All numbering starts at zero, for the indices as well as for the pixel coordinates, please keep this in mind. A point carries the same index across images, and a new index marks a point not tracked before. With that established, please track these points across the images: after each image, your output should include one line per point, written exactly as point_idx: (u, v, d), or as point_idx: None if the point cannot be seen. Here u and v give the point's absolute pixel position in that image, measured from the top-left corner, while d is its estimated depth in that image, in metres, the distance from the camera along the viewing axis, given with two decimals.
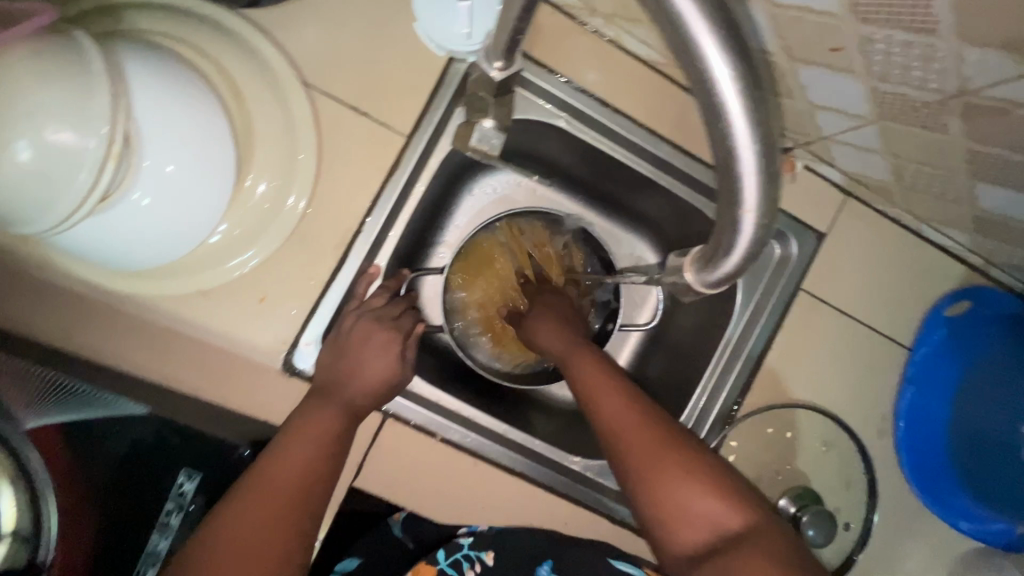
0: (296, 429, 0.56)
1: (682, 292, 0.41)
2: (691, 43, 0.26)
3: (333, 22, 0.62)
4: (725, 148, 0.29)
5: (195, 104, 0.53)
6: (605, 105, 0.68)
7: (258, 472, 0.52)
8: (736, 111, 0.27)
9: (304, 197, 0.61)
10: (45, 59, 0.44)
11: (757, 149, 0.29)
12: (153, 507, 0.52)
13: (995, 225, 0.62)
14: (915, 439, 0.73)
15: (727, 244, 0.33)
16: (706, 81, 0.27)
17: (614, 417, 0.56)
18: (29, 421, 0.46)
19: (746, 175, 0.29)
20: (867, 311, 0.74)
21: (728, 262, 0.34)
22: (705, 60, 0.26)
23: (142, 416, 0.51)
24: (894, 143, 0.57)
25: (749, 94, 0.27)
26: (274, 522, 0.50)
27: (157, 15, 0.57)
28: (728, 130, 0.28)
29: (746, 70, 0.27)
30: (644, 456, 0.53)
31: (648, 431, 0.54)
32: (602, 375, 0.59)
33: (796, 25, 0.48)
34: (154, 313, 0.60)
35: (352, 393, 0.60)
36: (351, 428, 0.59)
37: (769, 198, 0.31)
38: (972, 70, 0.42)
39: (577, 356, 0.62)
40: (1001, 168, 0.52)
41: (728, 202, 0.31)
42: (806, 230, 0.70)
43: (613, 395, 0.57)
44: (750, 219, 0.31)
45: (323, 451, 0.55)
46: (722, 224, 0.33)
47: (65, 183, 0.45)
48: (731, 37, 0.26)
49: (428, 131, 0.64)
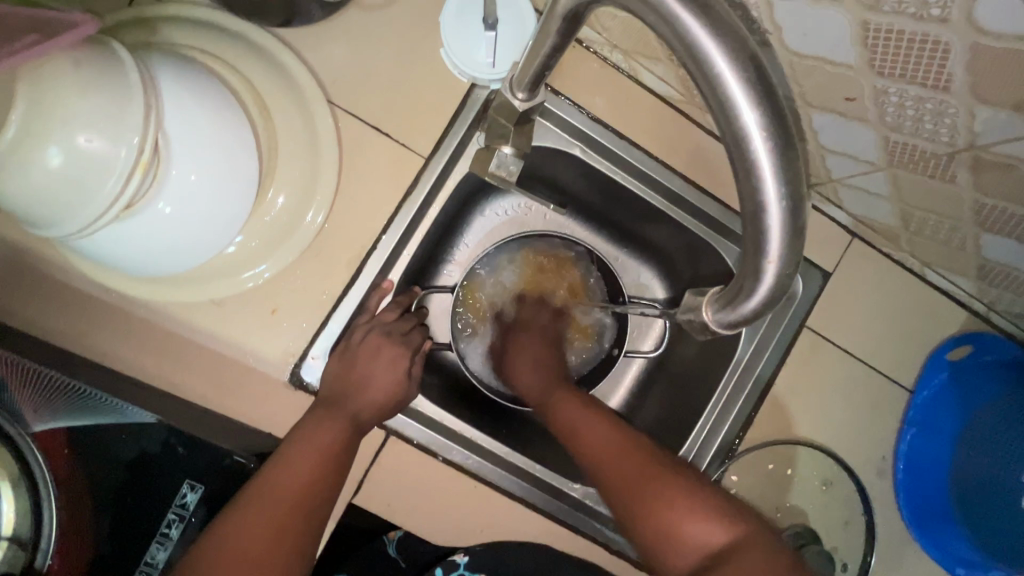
0: (300, 440, 0.55)
1: (695, 330, 0.42)
2: (725, 96, 0.27)
3: (362, 45, 0.64)
4: (753, 200, 0.30)
5: (222, 118, 0.54)
6: (621, 137, 0.69)
7: (262, 479, 0.52)
8: (768, 166, 0.28)
9: (322, 212, 0.62)
10: (83, 70, 0.46)
11: (785, 204, 0.29)
12: (154, 516, 0.50)
13: (999, 274, 0.63)
14: (914, 480, 0.74)
15: (749, 288, 0.34)
16: (739, 134, 0.28)
17: (599, 446, 0.59)
18: (36, 424, 0.47)
19: (772, 227, 0.30)
20: (869, 351, 0.75)
21: (747, 305, 0.35)
22: (737, 111, 0.27)
23: (151, 423, 0.50)
24: (902, 189, 0.58)
25: (780, 151, 0.28)
26: (277, 534, 0.50)
27: (192, 30, 0.59)
28: (758, 183, 0.29)
29: (778, 126, 0.28)
30: (635, 482, 0.55)
31: (633, 455, 0.57)
32: (581, 408, 0.62)
33: (813, 73, 0.49)
34: (166, 320, 0.60)
35: (358, 406, 0.60)
36: (355, 440, 0.58)
37: (795, 247, 0.31)
38: (982, 127, 0.44)
39: (556, 395, 0.65)
40: (1007, 220, 0.53)
41: (754, 250, 0.32)
42: (812, 267, 0.72)
43: (595, 425, 0.60)
44: (773, 267, 0.32)
45: (327, 463, 0.55)
46: (745, 270, 0.34)
47: (93, 189, 0.46)
48: (765, 94, 0.27)
49: (447, 153, 0.65)
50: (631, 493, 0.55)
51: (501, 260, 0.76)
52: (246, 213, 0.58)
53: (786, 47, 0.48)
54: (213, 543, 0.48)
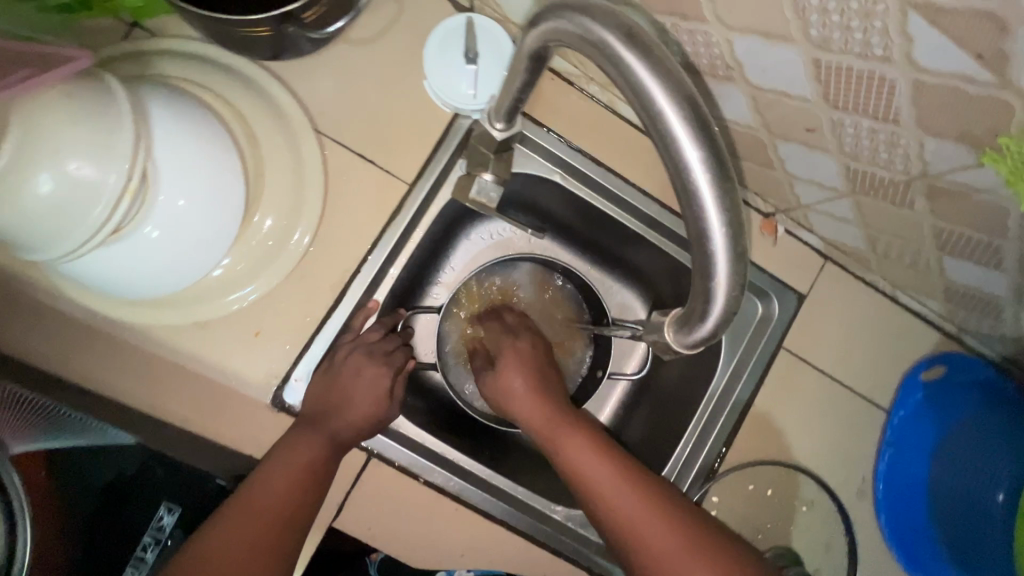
0: (282, 457, 0.56)
1: (663, 350, 0.43)
2: (666, 130, 0.29)
3: (348, 76, 0.66)
4: (698, 227, 0.32)
5: (207, 148, 0.56)
6: (600, 165, 0.72)
7: (243, 497, 0.53)
8: (708, 193, 0.30)
9: (309, 234, 0.64)
10: (78, 102, 0.48)
11: (727, 231, 0.31)
12: (130, 540, 0.50)
13: (965, 295, 0.65)
14: (895, 503, 0.74)
15: (702, 310, 0.35)
16: (681, 164, 0.30)
17: (617, 506, 0.57)
18: (18, 446, 0.45)
19: (717, 251, 0.32)
20: (845, 371, 0.76)
21: (702, 326, 0.36)
22: (678, 144, 0.29)
23: (131, 444, 0.52)
24: (867, 215, 0.61)
25: (719, 182, 0.30)
26: (257, 550, 0.51)
27: (183, 62, 0.61)
28: (701, 211, 0.31)
29: (715, 160, 0.30)
30: (644, 526, 0.55)
31: (654, 516, 0.55)
32: (588, 444, 0.61)
33: (776, 105, 0.52)
34: (148, 342, 0.61)
35: (338, 427, 0.60)
36: (336, 461, 0.59)
37: (741, 268, 0.33)
38: (932, 157, 0.46)
39: (561, 428, 0.63)
40: (965, 244, 0.55)
41: (701, 273, 0.33)
42: (786, 290, 0.74)
43: (613, 482, 0.58)
44: (721, 290, 0.33)
45: (306, 481, 0.56)
46: (697, 293, 0.35)
47: (82, 215, 0.48)
48: (702, 131, 0.29)
49: (430, 180, 0.67)
50: (654, 559, 0.54)
51: (487, 282, 0.77)
52: (230, 237, 0.60)
53: (748, 80, 0.51)
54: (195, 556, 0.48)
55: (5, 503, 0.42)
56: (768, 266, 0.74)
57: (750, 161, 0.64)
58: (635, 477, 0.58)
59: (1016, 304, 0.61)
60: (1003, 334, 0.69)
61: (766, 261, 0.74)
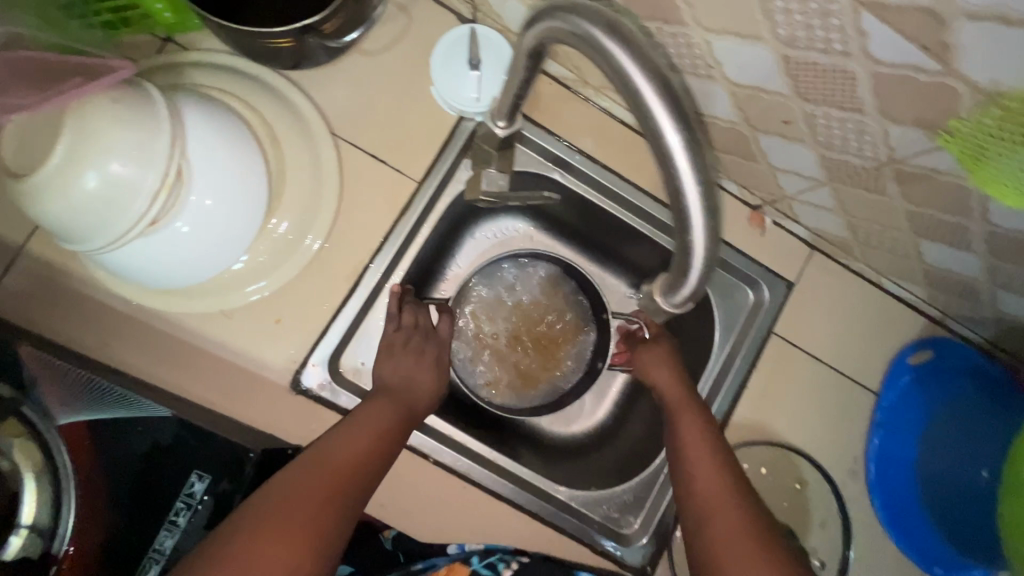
0: (359, 418, 0.61)
1: (653, 312, 0.47)
2: (644, 105, 0.33)
3: (361, 83, 0.72)
4: (672, 190, 0.35)
5: (231, 149, 0.61)
6: (597, 163, 0.76)
7: (321, 445, 0.58)
8: (682, 159, 0.34)
9: (320, 239, 0.69)
10: (123, 107, 0.53)
11: (698, 189, 0.35)
12: (165, 504, 0.53)
13: (944, 279, 0.69)
14: (886, 482, 0.77)
15: (685, 263, 0.39)
16: (658, 134, 0.34)
17: (708, 494, 0.62)
18: (61, 417, 0.51)
19: (693, 211, 0.36)
20: (835, 355, 0.80)
21: (688, 280, 0.41)
22: (654, 115, 0.33)
23: (165, 416, 0.54)
24: (845, 203, 0.65)
25: (690, 147, 0.34)
26: (329, 495, 0.55)
27: (212, 72, 0.67)
28: (676, 175, 0.35)
29: (687, 128, 0.34)
30: (724, 523, 0.60)
31: (743, 524, 0.59)
32: (703, 435, 0.66)
33: (754, 101, 0.57)
34: (178, 329, 0.66)
35: (411, 402, 0.66)
36: (404, 431, 0.63)
37: (712, 228, 0.37)
38: (897, 143, 0.51)
39: (682, 413, 0.68)
40: (937, 227, 0.59)
41: (681, 231, 0.37)
42: (776, 278, 0.78)
43: (706, 460, 0.64)
44: (699, 244, 0.37)
45: (377, 443, 0.60)
46: (679, 249, 0.39)
47: (123, 209, 0.53)
48: (675, 106, 0.33)
49: (437, 180, 0.72)
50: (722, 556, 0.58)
51: (483, 286, 0.81)
52: (253, 235, 0.65)
53: (727, 78, 0.55)
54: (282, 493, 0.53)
55: (51, 461, 0.51)
56: (757, 256, 0.78)
57: (735, 155, 0.68)
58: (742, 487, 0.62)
59: (991, 284, 0.65)
60: (983, 317, 0.73)
61: (755, 252, 0.78)
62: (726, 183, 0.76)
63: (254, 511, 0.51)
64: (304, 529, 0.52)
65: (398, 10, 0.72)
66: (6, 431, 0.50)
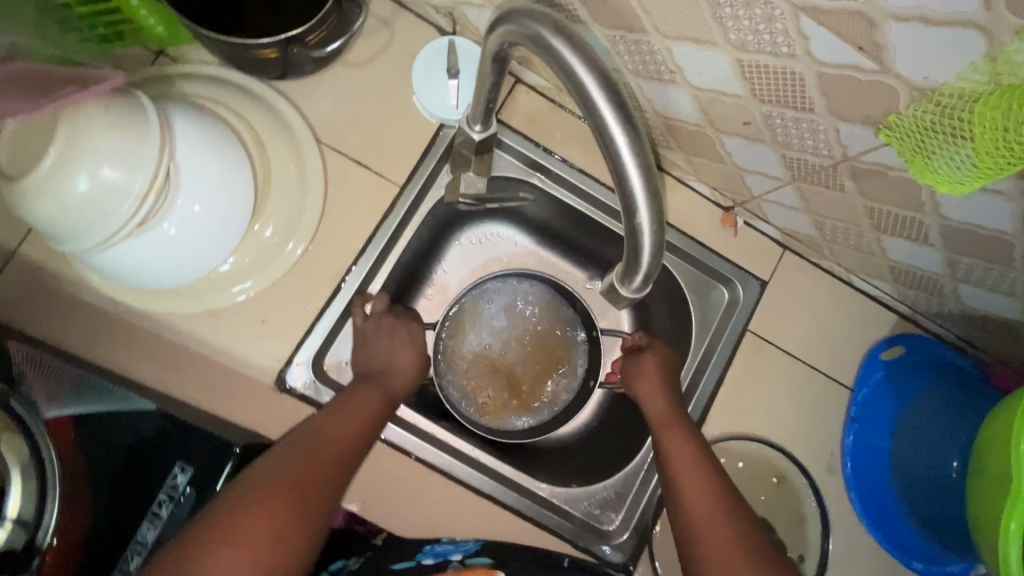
0: (340, 406, 0.64)
1: (616, 300, 0.49)
2: (586, 95, 0.36)
3: (345, 93, 0.75)
4: (618, 175, 0.37)
5: (218, 156, 0.63)
6: (574, 167, 0.79)
7: (304, 430, 0.60)
8: (622, 143, 0.36)
9: (301, 246, 0.71)
10: (114, 113, 0.56)
11: (640, 170, 0.37)
12: (149, 495, 0.53)
13: (909, 274, 0.71)
14: (863, 478, 0.80)
15: (636, 246, 0.41)
16: (599, 120, 0.36)
17: (701, 515, 0.59)
18: (48, 412, 0.53)
19: (638, 195, 0.38)
20: (809, 352, 0.82)
21: (641, 264, 0.42)
22: (595, 102, 0.36)
23: (149, 410, 0.56)
24: (809, 201, 0.68)
25: (630, 132, 0.36)
26: (308, 481, 0.55)
27: (202, 82, 0.70)
28: (620, 160, 0.37)
29: (626, 114, 0.36)
30: (714, 542, 0.57)
31: (736, 551, 0.56)
32: (690, 452, 0.64)
33: (715, 103, 0.60)
34: (166, 329, 0.68)
35: (391, 385, 0.68)
36: (385, 415, 0.66)
37: (658, 210, 0.39)
38: (848, 141, 0.54)
39: (669, 429, 0.67)
40: (895, 222, 0.62)
41: (629, 214, 0.39)
42: (749, 277, 0.80)
43: (695, 475, 0.62)
44: (645, 225, 0.39)
45: (359, 429, 0.62)
46: (629, 231, 0.40)
47: (110, 211, 0.55)
48: (615, 96, 0.36)
49: (418, 185, 0.75)
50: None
51: (474, 299, 0.82)
52: (238, 240, 0.68)
53: (689, 82, 0.59)
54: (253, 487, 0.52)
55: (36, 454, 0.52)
56: (731, 256, 0.81)
57: (704, 157, 0.72)
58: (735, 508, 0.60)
59: (952, 278, 0.67)
60: (950, 311, 0.75)
61: (728, 251, 0.80)
62: (699, 185, 0.79)
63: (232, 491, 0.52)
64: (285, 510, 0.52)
65: (382, 24, 0.75)
66: None
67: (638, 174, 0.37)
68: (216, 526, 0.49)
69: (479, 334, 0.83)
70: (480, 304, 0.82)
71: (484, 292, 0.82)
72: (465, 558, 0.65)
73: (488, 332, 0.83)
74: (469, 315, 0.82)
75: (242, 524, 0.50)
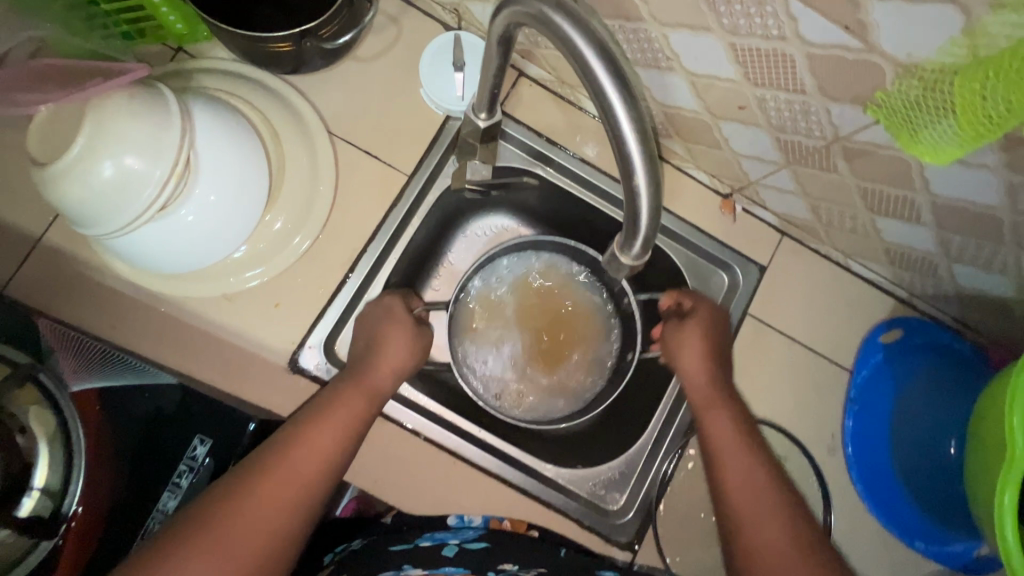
0: (320, 407, 0.61)
1: (615, 269, 0.52)
2: (585, 66, 0.38)
3: (355, 87, 0.77)
4: (617, 143, 0.40)
5: (235, 147, 0.66)
6: (576, 157, 0.81)
7: (279, 436, 0.58)
8: (619, 109, 0.39)
9: (307, 241, 0.73)
10: (138, 103, 0.58)
11: (637, 135, 0.39)
12: (170, 466, 0.57)
13: (904, 256, 0.73)
14: (865, 460, 0.81)
15: (634, 210, 0.44)
16: (598, 88, 0.39)
17: (740, 490, 0.62)
18: (75, 385, 0.57)
19: (634, 157, 0.40)
20: (808, 335, 0.84)
21: (640, 226, 0.45)
22: (593, 71, 0.38)
23: (170, 382, 0.58)
24: (804, 184, 0.70)
25: (626, 99, 0.39)
26: (279, 496, 0.54)
27: (219, 77, 0.73)
28: (618, 127, 0.39)
29: (622, 82, 0.38)
30: (754, 515, 0.60)
31: (778, 523, 0.58)
32: (730, 427, 0.66)
33: (712, 89, 0.62)
34: (183, 313, 0.70)
35: (374, 381, 0.65)
36: (369, 413, 0.63)
37: (654, 173, 0.41)
38: (839, 121, 0.56)
39: (712, 408, 0.68)
40: (888, 201, 0.64)
41: (626, 177, 0.42)
42: (748, 262, 0.82)
43: (736, 451, 0.64)
44: (642, 188, 0.41)
45: (338, 433, 0.59)
46: (627, 194, 0.43)
47: (133, 197, 0.58)
48: (612, 65, 0.38)
49: (426, 174, 0.77)
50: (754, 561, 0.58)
51: (500, 282, 0.82)
52: (250, 230, 0.70)
53: (685, 68, 0.61)
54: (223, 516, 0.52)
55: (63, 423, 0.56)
56: (730, 242, 0.83)
57: (702, 144, 0.74)
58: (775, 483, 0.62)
59: (946, 258, 0.68)
60: (945, 293, 0.76)
61: (727, 237, 0.82)
62: (698, 173, 0.82)
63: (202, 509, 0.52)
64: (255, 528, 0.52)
65: (390, 21, 0.78)
66: (24, 397, 0.56)
67: (634, 141, 0.40)
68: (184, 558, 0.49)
69: (506, 317, 0.83)
70: (506, 286, 0.83)
71: (510, 274, 0.82)
72: (463, 541, 0.68)
73: (516, 314, 0.83)
74: (496, 298, 0.83)
75: (210, 560, 0.49)
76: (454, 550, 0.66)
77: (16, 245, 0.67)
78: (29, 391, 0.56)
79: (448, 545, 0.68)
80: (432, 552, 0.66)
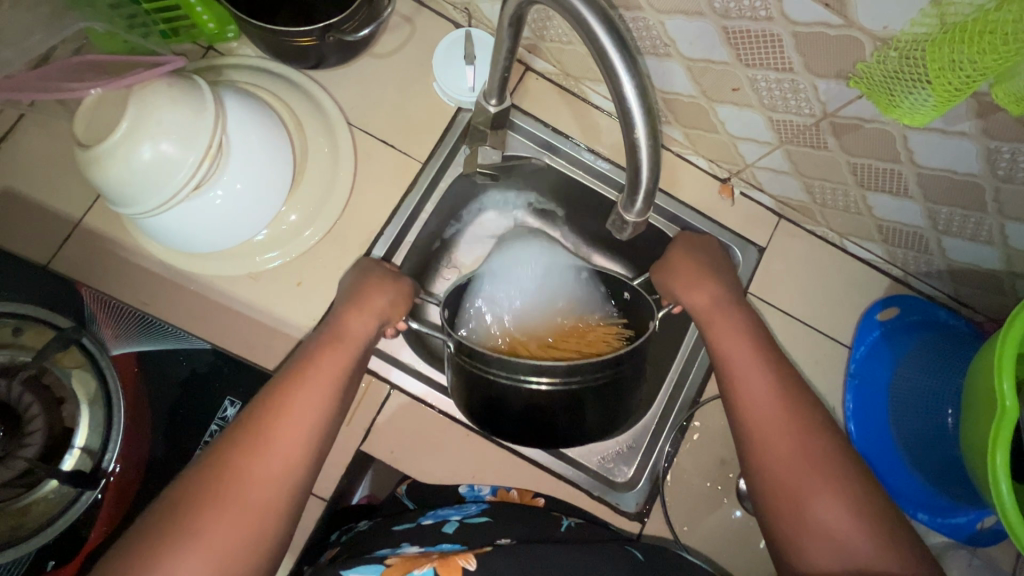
0: (304, 365, 0.60)
1: (621, 229, 0.59)
2: (590, 31, 0.42)
3: (373, 81, 0.83)
4: (621, 104, 0.45)
5: (263, 136, 0.70)
6: (579, 144, 0.85)
7: (263, 397, 0.57)
8: (621, 71, 0.43)
9: (319, 232, 0.77)
10: (175, 92, 0.62)
11: (636, 91, 0.44)
12: (205, 424, 0.72)
13: (896, 232, 0.76)
14: (870, 441, 0.83)
15: (635, 162, 0.48)
16: (599, 48, 0.43)
17: (755, 410, 0.62)
18: (116, 349, 0.71)
19: (636, 115, 0.45)
20: (805, 312, 0.87)
21: (640, 182, 0.50)
22: (598, 36, 0.42)
23: (204, 348, 0.73)
24: (797, 163, 0.74)
25: (627, 62, 0.43)
26: (277, 461, 0.53)
27: (248, 73, 0.79)
28: (620, 87, 0.44)
29: (621, 44, 0.43)
30: (773, 434, 0.60)
31: (798, 439, 0.59)
32: (740, 341, 0.66)
33: (706, 72, 0.66)
34: (211, 291, 0.75)
35: (355, 332, 0.65)
36: (354, 367, 0.63)
37: (651, 127, 0.46)
38: (827, 96, 0.60)
39: (715, 324, 0.68)
40: (875, 175, 0.68)
41: (627, 132, 0.46)
42: (748, 243, 0.86)
43: (749, 363, 0.64)
44: (642, 140, 0.46)
45: (329, 388, 0.59)
46: (629, 149, 0.48)
47: (168, 180, 0.61)
48: (614, 30, 0.42)
49: (438, 161, 0.82)
50: (770, 468, 0.59)
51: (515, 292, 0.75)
52: (271, 216, 0.74)
53: (681, 53, 0.66)
54: (218, 482, 0.51)
55: (104, 386, 0.69)
56: (729, 224, 0.86)
57: (699, 128, 0.78)
58: (807, 406, 0.62)
59: (935, 232, 0.72)
60: (938, 269, 0.80)
61: (726, 220, 0.86)
62: (697, 159, 0.86)
63: (199, 482, 0.51)
64: (260, 494, 0.52)
65: (404, 21, 0.83)
66: (70, 362, 0.68)
67: (636, 97, 0.44)
68: (186, 523, 0.49)
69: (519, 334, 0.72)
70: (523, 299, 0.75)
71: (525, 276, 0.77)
72: (464, 517, 0.69)
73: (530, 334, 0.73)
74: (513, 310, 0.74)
75: (205, 527, 0.49)
76: (454, 526, 0.67)
77: (58, 228, 0.73)
78: (75, 355, 0.69)
79: (449, 521, 0.69)
80: (433, 528, 0.67)
